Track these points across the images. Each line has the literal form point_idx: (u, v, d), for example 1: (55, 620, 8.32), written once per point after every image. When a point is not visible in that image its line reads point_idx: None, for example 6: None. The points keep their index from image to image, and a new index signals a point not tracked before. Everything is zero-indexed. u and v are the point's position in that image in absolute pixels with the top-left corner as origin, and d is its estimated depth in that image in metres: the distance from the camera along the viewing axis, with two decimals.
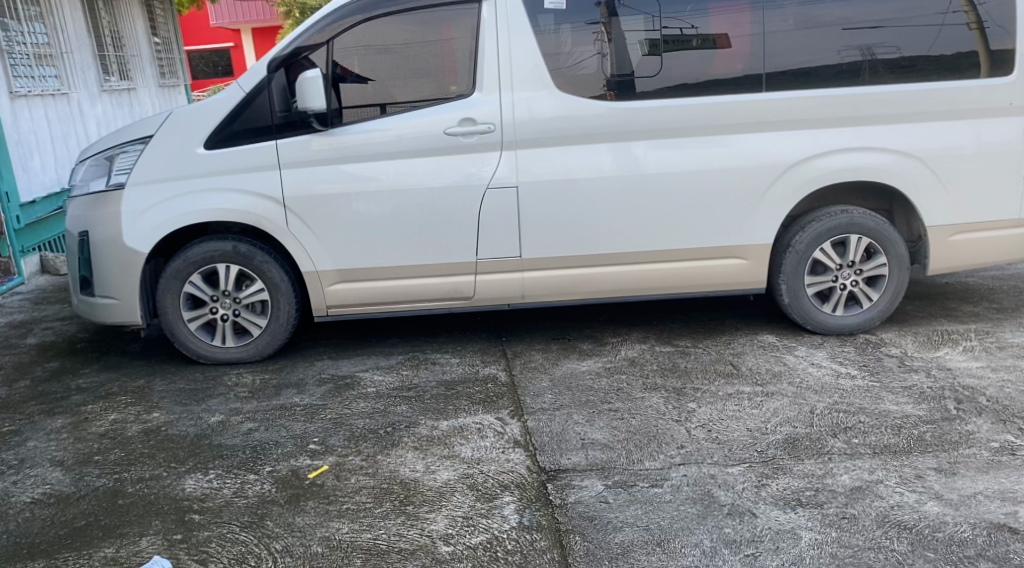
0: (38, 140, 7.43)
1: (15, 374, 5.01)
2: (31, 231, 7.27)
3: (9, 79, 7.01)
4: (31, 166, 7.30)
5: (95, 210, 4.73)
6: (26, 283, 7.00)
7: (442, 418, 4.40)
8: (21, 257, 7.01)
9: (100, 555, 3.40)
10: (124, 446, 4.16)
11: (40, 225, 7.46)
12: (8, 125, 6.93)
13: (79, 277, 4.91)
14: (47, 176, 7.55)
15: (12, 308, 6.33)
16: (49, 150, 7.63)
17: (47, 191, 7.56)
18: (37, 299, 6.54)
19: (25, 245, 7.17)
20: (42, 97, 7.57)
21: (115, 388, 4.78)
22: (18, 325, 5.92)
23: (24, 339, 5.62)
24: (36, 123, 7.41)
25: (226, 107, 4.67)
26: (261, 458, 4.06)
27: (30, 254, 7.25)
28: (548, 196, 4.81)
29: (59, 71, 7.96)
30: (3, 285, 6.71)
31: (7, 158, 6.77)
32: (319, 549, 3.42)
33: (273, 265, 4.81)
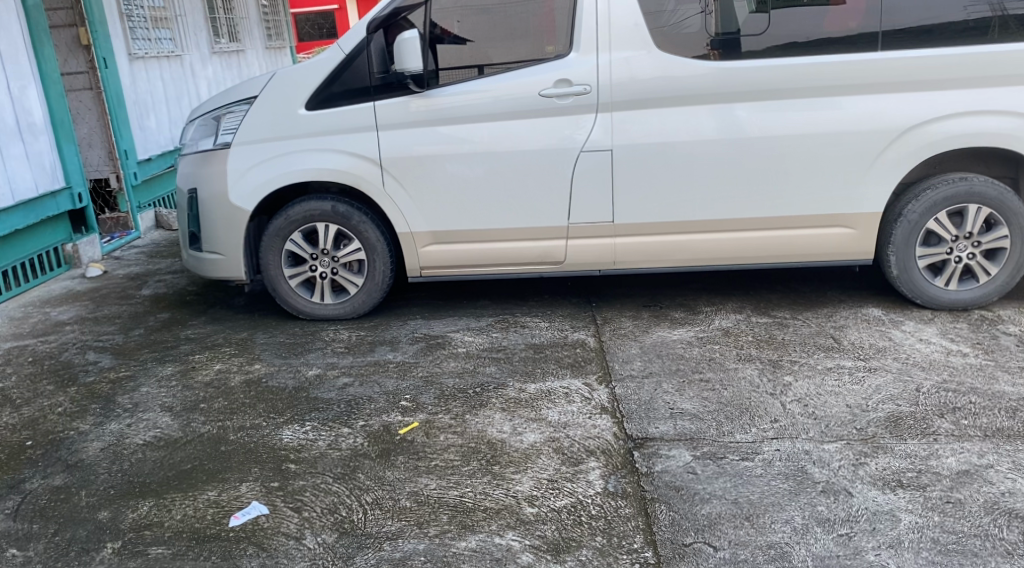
0: (154, 101, 7.78)
1: (131, 323, 5.30)
2: (145, 187, 7.65)
3: (127, 42, 7.33)
4: (147, 125, 7.64)
5: (204, 168, 4.92)
6: (143, 237, 7.38)
7: (530, 381, 4.42)
8: (138, 212, 7.40)
9: (204, 498, 3.59)
10: (228, 395, 4.36)
11: (154, 182, 7.83)
12: (126, 86, 7.28)
13: (189, 233, 5.13)
14: (161, 136, 7.89)
15: (130, 261, 6.69)
16: (164, 111, 7.98)
17: (162, 150, 7.93)
18: (151, 253, 6.89)
19: (141, 201, 7.56)
20: (158, 60, 7.89)
21: (221, 339, 5.00)
22: (133, 277, 6.25)
23: (138, 290, 5.94)
24: (151, 84, 7.74)
25: (327, 68, 4.74)
26: (355, 413, 4.18)
27: (145, 209, 7.62)
28: (644, 160, 4.71)
29: (174, 33, 8.26)
30: (122, 237, 7.10)
31: (124, 117, 7.13)
32: (407, 504, 3.51)
33: (370, 225, 4.90)
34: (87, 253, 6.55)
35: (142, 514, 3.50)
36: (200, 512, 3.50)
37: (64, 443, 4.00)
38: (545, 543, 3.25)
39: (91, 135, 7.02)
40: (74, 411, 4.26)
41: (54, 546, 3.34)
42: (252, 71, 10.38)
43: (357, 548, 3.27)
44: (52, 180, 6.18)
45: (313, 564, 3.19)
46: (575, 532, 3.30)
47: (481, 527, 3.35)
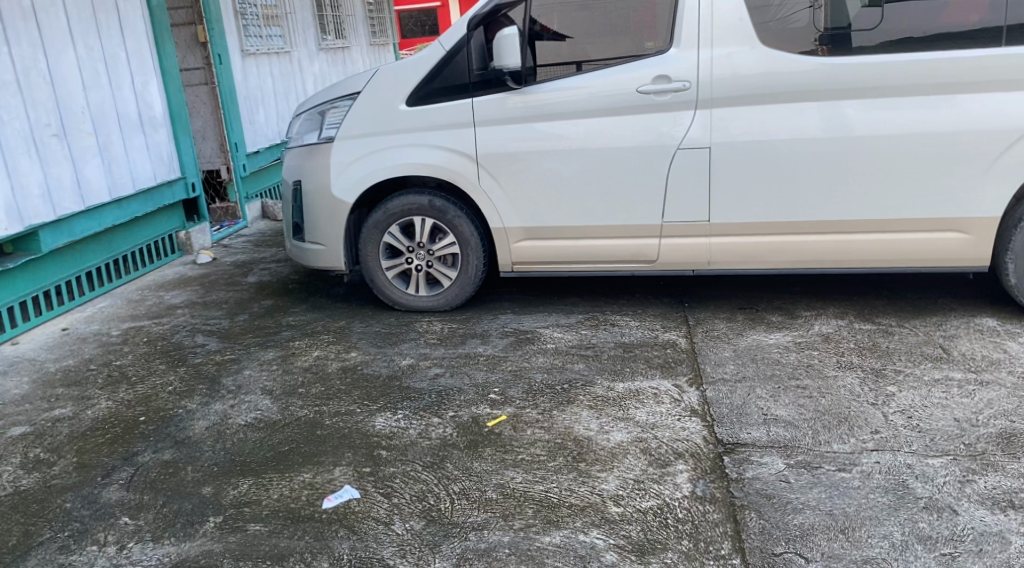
0: (263, 96, 8.09)
1: (237, 308, 5.54)
2: (253, 178, 7.98)
3: (240, 39, 7.65)
4: (256, 119, 7.95)
5: (308, 161, 5.08)
6: (250, 226, 7.70)
7: (618, 380, 4.38)
8: (245, 202, 7.72)
9: (299, 479, 3.72)
10: (325, 381, 4.51)
11: (261, 174, 8.16)
12: (238, 81, 7.60)
13: (293, 223, 5.31)
14: (269, 129, 8.19)
15: (240, 249, 6.99)
16: (272, 105, 8.28)
17: (270, 143, 8.25)
18: (258, 242, 7.18)
19: (249, 191, 7.88)
20: (268, 56, 8.19)
21: (319, 327, 5.17)
22: (240, 265, 6.53)
23: (244, 277, 6.19)
24: (261, 79, 8.05)
25: (428, 65, 4.83)
26: (445, 403, 4.24)
27: (253, 200, 7.94)
28: (743, 159, 4.59)
29: (284, 30, 8.55)
30: (230, 226, 7.43)
31: (235, 111, 7.44)
32: (494, 495, 3.54)
33: (464, 219, 4.97)
34: (199, 241, 6.88)
35: (242, 491, 3.66)
36: (296, 492, 3.63)
37: (173, 420, 4.22)
38: (630, 544, 3.23)
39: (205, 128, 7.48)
40: (183, 390, 4.49)
41: (162, 517, 3.53)
42: (357, 67, 10.63)
43: (443, 537, 3.33)
44: (169, 170, 6.51)
45: (401, 549, 3.27)
46: (660, 535, 3.27)
47: (566, 524, 3.35)
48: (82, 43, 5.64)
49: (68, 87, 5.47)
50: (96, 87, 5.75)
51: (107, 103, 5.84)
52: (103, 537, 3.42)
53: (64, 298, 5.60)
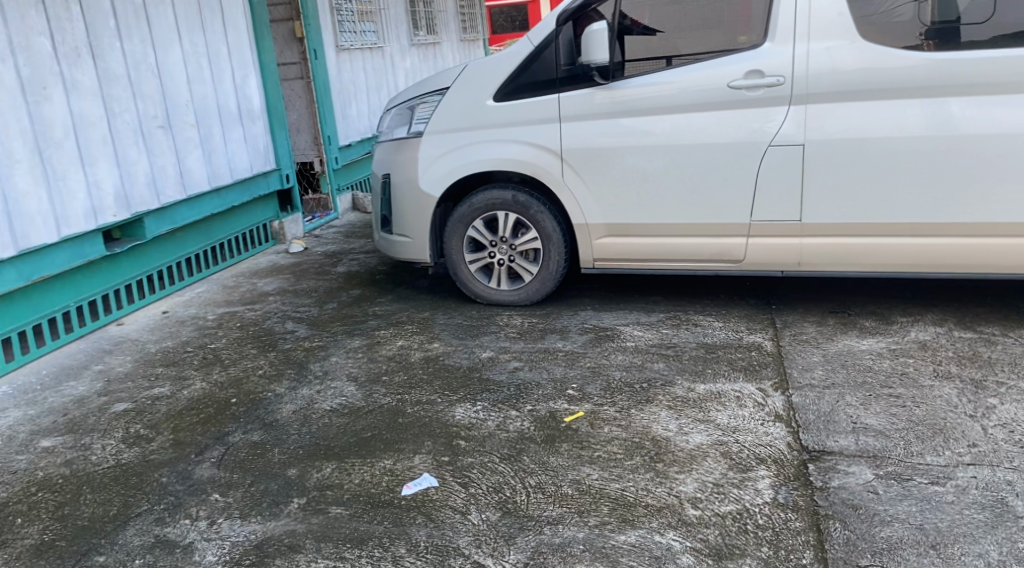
0: (356, 90, 8.28)
1: (326, 297, 5.70)
2: (345, 171, 8.19)
3: (336, 35, 7.85)
4: (349, 114, 8.15)
5: (397, 155, 5.19)
6: (341, 218, 7.92)
7: (700, 381, 4.31)
8: (337, 194, 7.95)
9: (380, 465, 3.81)
10: (408, 370, 4.59)
11: (353, 167, 8.36)
12: (332, 76, 7.81)
13: (381, 216, 5.43)
14: (360, 123, 8.39)
15: (330, 239, 7.19)
16: (365, 99, 8.47)
17: (362, 136, 8.44)
18: (348, 233, 7.37)
19: (340, 183, 8.10)
20: (361, 52, 8.37)
21: (404, 317, 5.27)
22: (331, 255, 6.71)
23: (334, 267, 6.37)
24: (355, 74, 8.24)
25: (517, 60, 4.86)
26: (523, 397, 4.26)
27: (344, 192, 8.16)
28: (838, 157, 4.44)
29: (377, 26, 8.72)
30: (322, 217, 7.66)
31: (329, 105, 7.65)
32: (569, 491, 3.54)
33: (547, 215, 4.97)
34: (292, 232, 7.13)
35: (326, 474, 3.77)
36: (376, 478, 3.72)
37: (263, 403, 4.37)
38: (707, 547, 3.18)
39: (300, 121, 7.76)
40: (273, 374, 4.66)
41: (250, 495, 3.65)
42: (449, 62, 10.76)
43: (519, 529, 3.35)
44: (266, 161, 6.76)
45: (476, 539, 3.30)
46: (739, 540, 3.20)
47: (641, 523, 3.32)
48: (188, 39, 5.92)
49: (174, 81, 5.76)
50: (199, 81, 6.02)
51: (209, 96, 6.12)
52: (196, 511, 3.56)
53: (166, 283, 5.91)
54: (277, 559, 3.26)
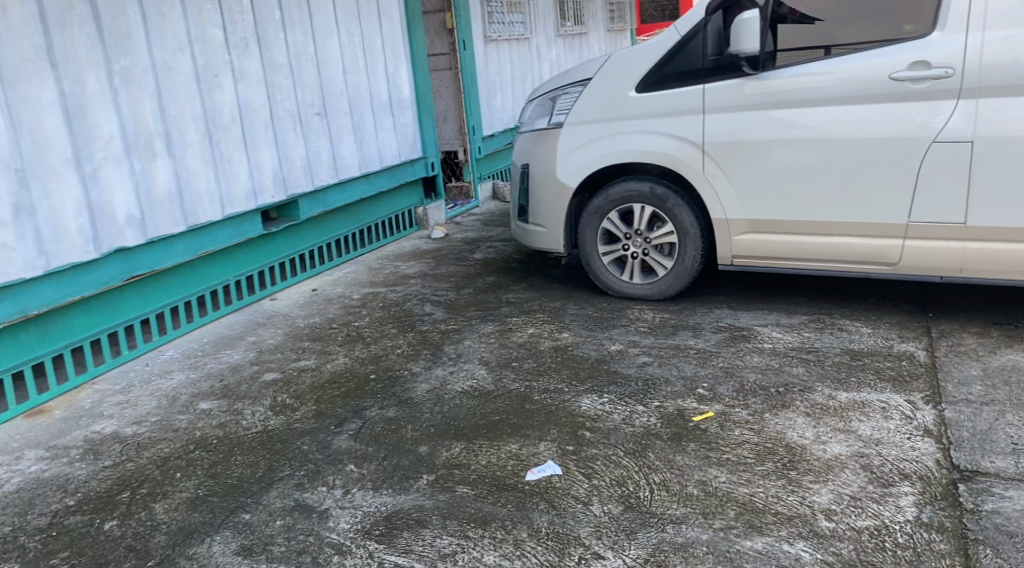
0: (501, 81, 8.43)
1: (463, 282, 5.85)
2: (487, 161, 8.41)
3: (484, 26, 8.00)
4: (494, 104, 8.32)
5: (537, 145, 5.24)
6: (482, 207, 8.14)
7: (842, 389, 4.11)
8: (479, 182, 8.18)
9: (506, 448, 3.82)
10: (537, 357, 4.64)
11: (495, 157, 8.55)
12: (479, 67, 7.99)
13: (518, 205, 5.51)
14: (504, 114, 8.55)
15: (468, 228, 7.43)
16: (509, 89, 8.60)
17: (505, 127, 8.60)
18: (488, 222, 7.56)
19: (482, 172, 8.31)
20: (509, 43, 8.50)
21: (535, 305, 5.32)
22: (471, 242, 6.88)
23: (471, 254, 6.53)
24: (501, 66, 8.39)
25: (662, 50, 4.78)
26: (651, 392, 4.21)
27: (485, 181, 8.36)
28: (1012, 156, 4.11)
29: (525, 17, 8.79)
30: (463, 205, 7.95)
31: (474, 96, 7.86)
32: (694, 491, 3.45)
33: (685, 210, 4.87)
34: (432, 217, 7.53)
35: (454, 454, 3.80)
36: (502, 461, 3.72)
37: (399, 380, 4.54)
38: (839, 562, 3.03)
39: (447, 111, 7.99)
40: (410, 353, 4.83)
41: (383, 468, 3.73)
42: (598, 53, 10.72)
43: (641, 525, 3.27)
44: (411, 149, 7.24)
45: (597, 531, 3.24)
46: (875, 558, 3.04)
47: (769, 530, 3.20)
48: (346, 32, 6.42)
49: (331, 71, 6.28)
50: (354, 70, 6.53)
51: (362, 86, 6.62)
52: (333, 480, 3.67)
53: (316, 261, 6.39)
54: (404, 532, 3.28)
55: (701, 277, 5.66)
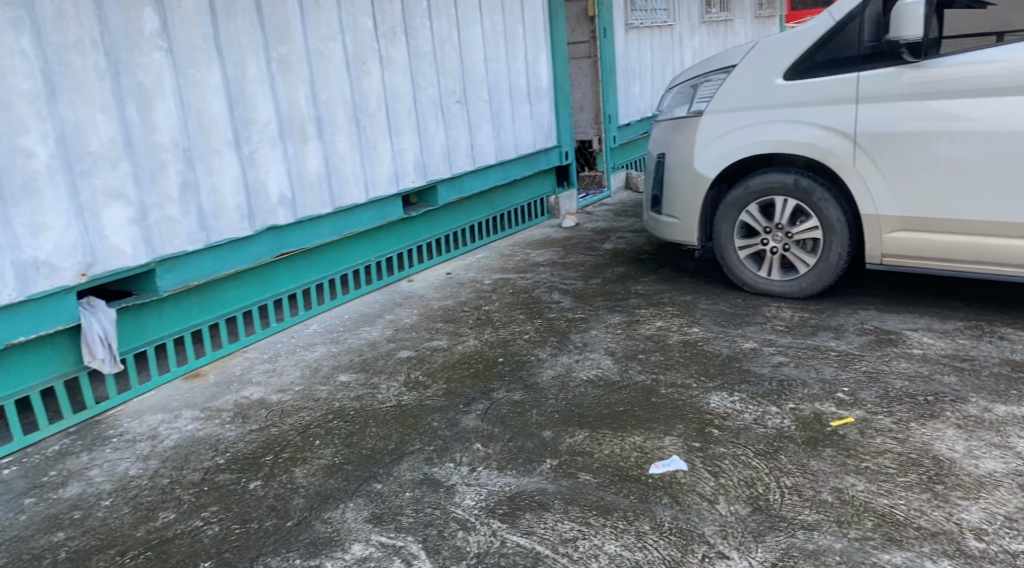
0: (641, 69, 8.37)
1: (592, 272, 5.85)
2: (622, 149, 8.39)
3: (626, 13, 7.98)
4: (631, 92, 8.27)
5: (675, 134, 5.15)
6: (614, 196, 8.13)
7: (999, 402, 3.86)
8: (612, 171, 8.18)
9: (630, 441, 3.80)
10: (666, 351, 4.59)
11: (629, 146, 8.53)
12: (619, 54, 7.97)
13: (652, 195, 5.44)
14: (642, 102, 8.48)
15: (600, 217, 7.44)
16: (648, 78, 8.52)
17: (641, 116, 8.55)
18: (620, 212, 7.55)
19: (616, 162, 8.30)
20: (650, 30, 8.39)
21: (666, 298, 5.26)
22: (602, 232, 6.88)
23: (602, 244, 6.52)
24: (641, 53, 8.32)
25: (814, 37, 4.61)
26: (786, 393, 4.08)
27: (618, 170, 8.34)
28: None
29: (670, 4, 8.65)
30: (595, 194, 7.98)
31: (612, 84, 7.88)
32: (829, 499, 3.32)
33: (831, 204, 4.68)
34: (565, 206, 7.60)
35: (577, 441, 3.81)
36: (626, 453, 3.70)
37: (525, 365, 4.59)
38: None
39: (584, 99, 7.98)
40: (537, 339, 4.88)
41: (508, 449, 3.79)
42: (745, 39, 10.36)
43: (769, 528, 3.18)
44: (547, 137, 7.31)
45: (723, 530, 3.18)
46: None
47: (910, 546, 3.05)
48: (489, 20, 6.55)
49: (473, 58, 6.43)
50: (496, 59, 6.66)
51: (503, 74, 6.75)
52: (459, 457, 3.76)
53: (450, 246, 6.56)
54: (527, 514, 3.32)
55: (847, 276, 5.43)
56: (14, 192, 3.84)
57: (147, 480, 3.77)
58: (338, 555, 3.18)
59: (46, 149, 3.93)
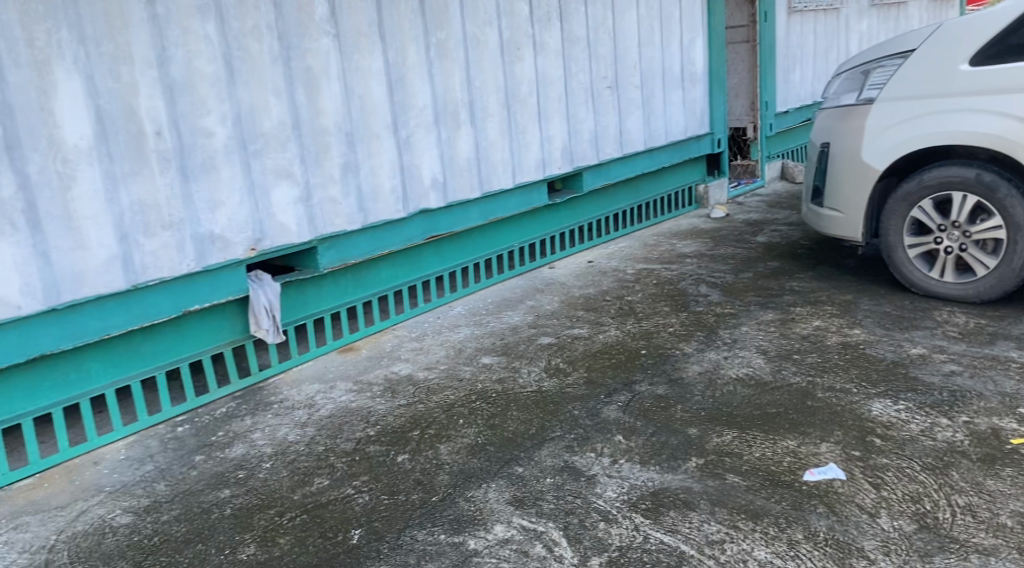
0: (802, 54, 8.04)
1: (743, 266, 5.69)
2: (779, 138, 8.10)
3: None
4: (791, 78, 7.96)
5: (842, 123, 4.91)
6: (767, 187, 7.87)
7: None
8: (767, 161, 7.92)
9: (783, 444, 3.67)
10: (823, 352, 4.40)
11: (786, 135, 8.22)
12: (781, 39, 7.67)
13: (813, 186, 5.21)
14: (801, 89, 8.15)
15: (753, 208, 7.22)
16: (810, 63, 8.17)
17: (801, 103, 8.21)
18: (774, 203, 7.29)
19: (771, 150, 8.02)
20: (814, 14, 8.04)
21: (824, 297, 5.05)
22: (755, 224, 6.67)
23: (755, 236, 6.33)
24: (804, 38, 7.98)
25: (1008, 20, 4.32)
26: (959, 405, 3.82)
27: (773, 159, 8.06)
28: None
29: None
30: (747, 184, 7.75)
31: (772, 69, 7.59)
32: (1007, 522, 3.09)
33: (1019, 202, 4.38)
34: (715, 196, 7.42)
35: (725, 441, 3.72)
36: (778, 457, 3.57)
37: (670, 359, 4.51)
38: None
39: (739, 86, 7.73)
40: (683, 333, 4.79)
41: (651, 444, 3.73)
42: (920, 23, 9.74)
43: (938, 548, 3.00)
44: (698, 125, 7.14)
45: (885, 547, 3.02)
46: None
47: None
48: (645, 4, 6.44)
49: (627, 43, 6.35)
50: (650, 43, 6.56)
51: (656, 60, 6.64)
52: (601, 447, 3.73)
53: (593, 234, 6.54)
54: (671, 511, 3.27)
55: None
56: (195, 170, 4.09)
57: (304, 447, 3.96)
58: (480, 534, 3.23)
59: (224, 130, 4.17)
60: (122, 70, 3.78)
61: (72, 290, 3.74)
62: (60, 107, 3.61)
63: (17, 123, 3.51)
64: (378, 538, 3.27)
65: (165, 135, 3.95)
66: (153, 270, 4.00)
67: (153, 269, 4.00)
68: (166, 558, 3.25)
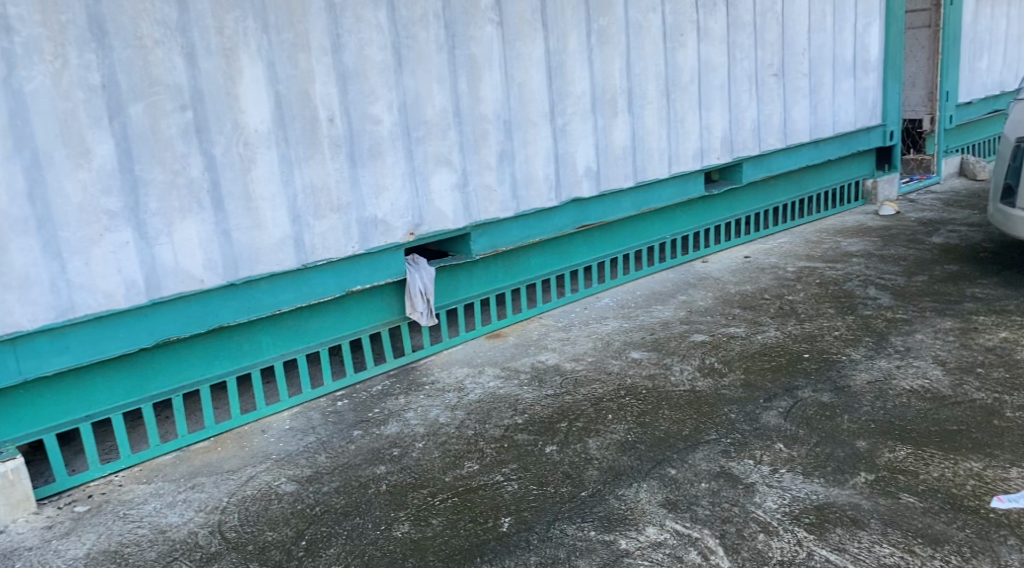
0: (990, 41, 7.49)
1: (916, 269, 5.35)
2: (959, 131, 7.59)
3: None
4: (976, 67, 7.42)
5: None
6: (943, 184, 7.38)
7: None
8: (944, 155, 7.44)
9: (965, 466, 3.41)
10: (1010, 367, 4.07)
11: (967, 128, 7.68)
12: (967, 24, 7.21)
13: (1003, 185, 4.81)
14: (987, 80, 7.58)
15: (927, 206, 6.78)
16: (998, 51, 7.60)
17: (986, 94, 7.64)
18: (951, 202, 6.82)
19: (950, 145, 7.52)
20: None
21: (1011, 306, 4.67)
22: (930, 224, 6.26)
23: (930, 237, 5.94)
24: (993, 23, 7.42)
25: None
26: None
27: (951, 154, 7.56)
28: None
29: None
30: (921, 180, 7.31)
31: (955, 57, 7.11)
32: None
33: None
34: (885, 192, 7.01)
35: (899, 457, 3.49)
36: (960, 479, 3.32)
37: (837, 365, 4.28)
38: None
39: (917, 74, 7.25)
40: (850, 338, 4.54)
41: (814, 455, 3.55)
42: None
43: None
44: (870, 116, 6.76)
45: None
46: None
47: None
48: None
49: (796, 28, 6.08)
50: (821, 29, 6.26)
51: (827, 46, 6.33)
52: (760, 455, 3.59)
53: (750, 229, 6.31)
54: (838, 528, 3.10)
55: None
56: (363, 155, 4.20)
57: (455, 430, 4.00)
58: (632, 534, 3.17)
59: (391, 117, 4.26)
60: (300, 57, 3.91)
61: (248, 267, 3.92)
62: (244, 93, 3.78)
63: (207, 107, 3.69)
64: (528, 529, 3.26)
65: (337, 122, 4.07)
66: (320, 251, 4.13)
67: (321, 250, 4.14)
68: (326, 528, 3.35)
